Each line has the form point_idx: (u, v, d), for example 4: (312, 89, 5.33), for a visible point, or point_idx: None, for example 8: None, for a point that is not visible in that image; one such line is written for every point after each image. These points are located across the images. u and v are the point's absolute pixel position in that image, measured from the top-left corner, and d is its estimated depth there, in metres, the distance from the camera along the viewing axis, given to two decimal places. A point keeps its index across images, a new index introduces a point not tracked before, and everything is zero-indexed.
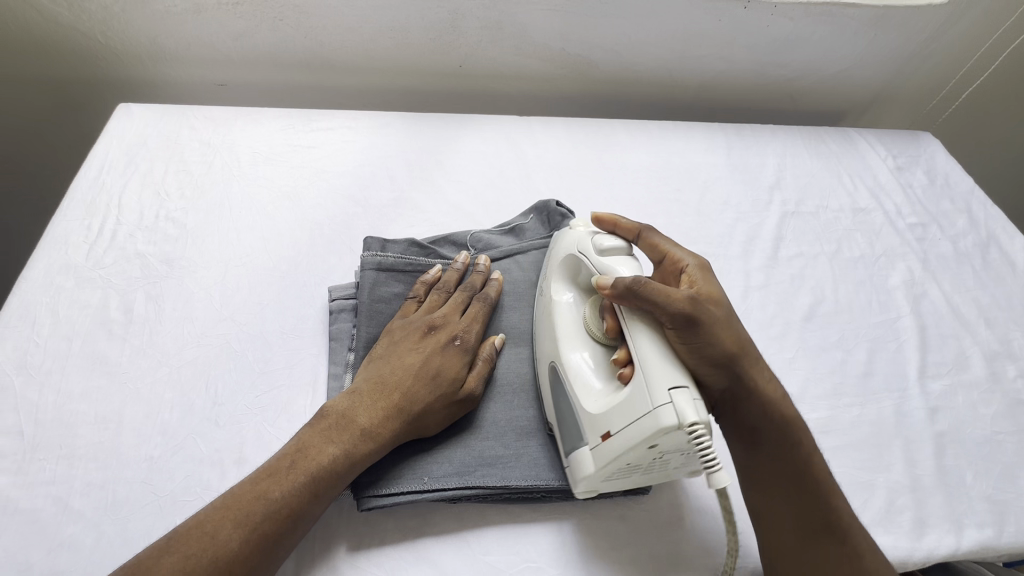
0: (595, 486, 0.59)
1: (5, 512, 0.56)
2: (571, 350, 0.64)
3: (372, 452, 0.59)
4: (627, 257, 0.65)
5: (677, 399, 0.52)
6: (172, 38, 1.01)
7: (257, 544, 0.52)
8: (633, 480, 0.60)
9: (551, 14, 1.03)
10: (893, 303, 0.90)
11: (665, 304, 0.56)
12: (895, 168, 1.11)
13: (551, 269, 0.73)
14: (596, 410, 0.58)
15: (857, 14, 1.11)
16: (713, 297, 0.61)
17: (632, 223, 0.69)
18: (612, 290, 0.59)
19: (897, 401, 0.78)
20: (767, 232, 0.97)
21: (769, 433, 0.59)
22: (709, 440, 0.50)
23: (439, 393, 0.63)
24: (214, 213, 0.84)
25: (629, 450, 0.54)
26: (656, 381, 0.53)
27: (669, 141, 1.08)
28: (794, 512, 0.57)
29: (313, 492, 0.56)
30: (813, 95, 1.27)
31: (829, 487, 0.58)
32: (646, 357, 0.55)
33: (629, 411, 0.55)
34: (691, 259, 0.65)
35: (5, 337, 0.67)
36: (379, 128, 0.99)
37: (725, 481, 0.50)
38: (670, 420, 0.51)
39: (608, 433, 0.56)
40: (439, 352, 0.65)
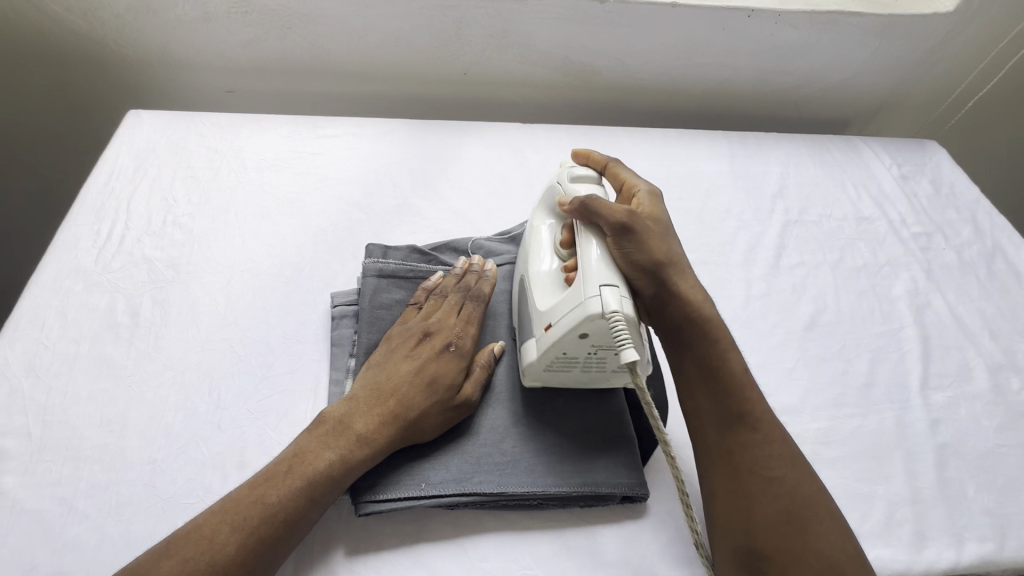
0: (539, 376, 0.65)
1: (11, 513, 0.58)
2: (536, 262, 0.68)
3: (368, 457, 0.60)
4: (595, 185, 0.70)
5: (604, 292, 0.57)
6: (183, 47, 1.03)
7: (253, 547, 0.53)
8: (572, 375, 0.65)
9: (555, 23, 1.04)
10: (895, 313, 0.90)
11: (608, 217, 0.62)
12: (899, 176, 1.11)
13: (532, 206, 0.76)
14: (541, 306, 0.63)
15: (862, 23, 1.10)
16: (654, 216, 0.66)
17: (601, 155, 0.74)
18: (569, 206, 0.64)
19: (898, 413, 0.78)
20: (769, 241, 0.97)
21: (691, 334, 0.62)
22: (626, 329, 0.55)
23: (434, 399, 0.63)
24: (220, 219, 0.85)
25: (560, 335, 0.59)
26: (591, 277, 0.58)
27: (671, 149, 1.08)
28: (712, 405, 0.59)
29: (310, 497, 0.56)
30: (818, 103, 1.27)
31: (744, 386, 0.60)
32: (587, 259, 0.60)
33: (564, 305, 0.60)
34: (644, 185, 0.70)
35: (15, 340, 0.69)
36: (383, 135, 1.00)
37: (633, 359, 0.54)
38: (595, 308, 0.56)
39: (546, 325, 0.61)
40: (435, 358, 0.66)
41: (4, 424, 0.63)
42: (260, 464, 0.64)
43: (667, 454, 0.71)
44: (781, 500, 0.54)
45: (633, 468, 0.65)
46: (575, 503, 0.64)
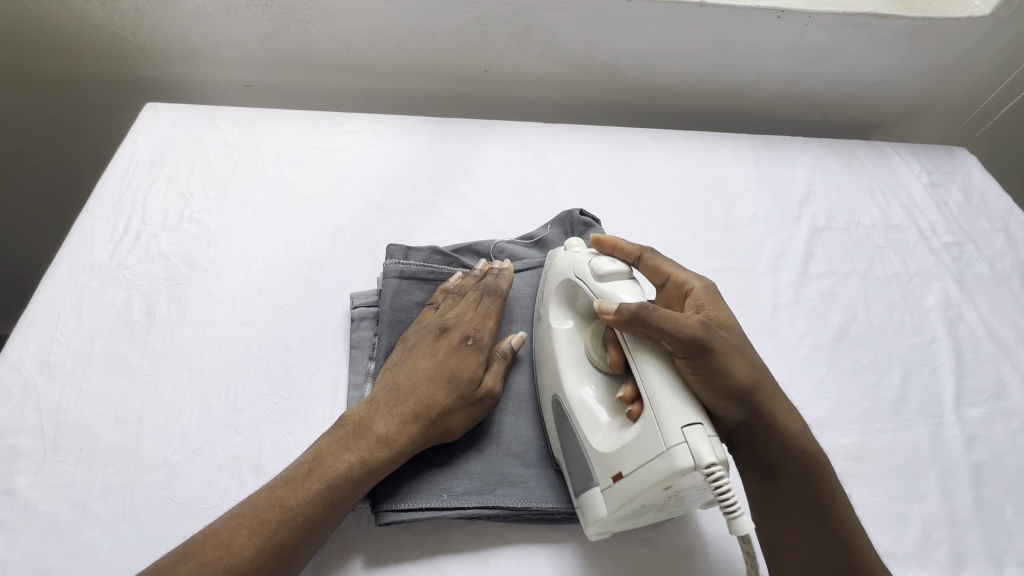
0: (610, 526, 0.57)
1: (25, 514, 0.56)
2: (577, 386, 0.62)
3: (389, 458, 0.58)
4: (629, 282, 0.61)
5: (690, 438, 0.49)
6: (201, 39, 1.02)
7: (272, 552, 0.51)
8: (648, 518, 0.57)
9: (579, 21, 1.02)
10: (928, 325, 0.87)
11: (677, 332, 0.54)
12: (929, 184, 1.08)
13: (548, 297, 0.69)
14: (606, 449, 0.56)
15: (895, 26, 1.08)
16: (723, 323, 0.59)
17: (632, 244, 0.67)
18: (616, 318, 0.56)
19: (933, 429, 0.75)
20: (796, 247, 0.94)
21: (788, 469, 0.57)
22: (726, 478, 0.48)
23: (455, 396, 0.61)
24: (237, 215, 0.83)
25: (644, 491, 0.51)
26: (669, 419, 0.50)
27: (695, 152, 1.06)
28: (817, 554, 0.55)
29: (330, 500, 0.54)
30: (844, 107, 1.24)
31: (853, 530, 0.56)
32: (656, 393, 0.52)
33: (640, 452, 0.52)
34: (694, 283, 0.62)
35: (29, 335, 0.67)
36: (403, 132, 0.98)
37: (745, 526, 0.50)
38: (686, 462, 0.48)
39: (619, 475, 0.54)
40: (455, 354, 0.64)
41: (18, 422, 0.61)
42: (277, 469, 0.62)
43: None
44: None
45: None
46: None
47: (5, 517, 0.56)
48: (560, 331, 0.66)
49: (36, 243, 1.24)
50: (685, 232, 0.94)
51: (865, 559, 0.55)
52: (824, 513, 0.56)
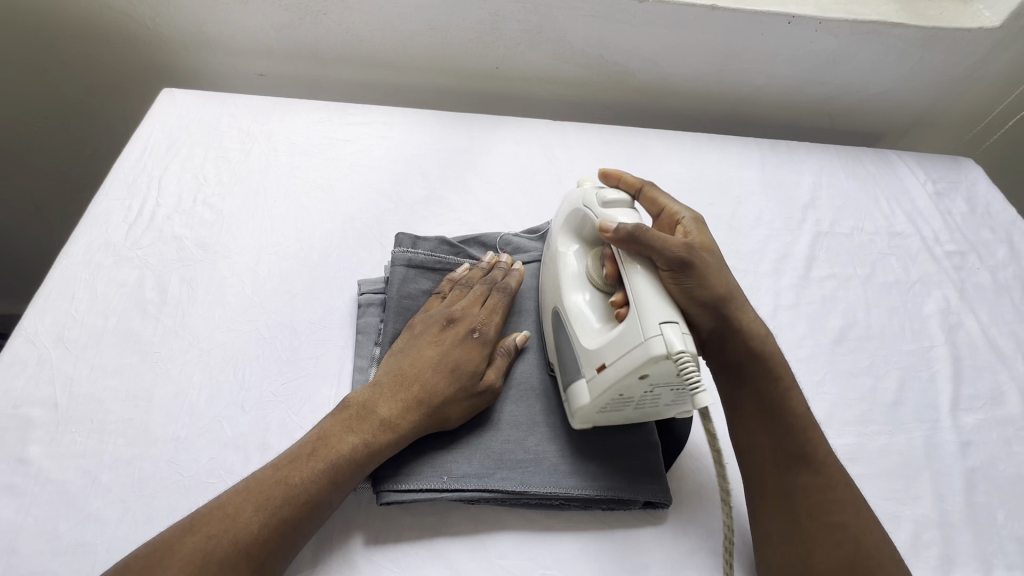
0: (591, 418, 0.62)
1: (36, 481, 0.58)
2: (573, 294, 0.66)
3: (392, 442, 0.59)
4: (629, 210, 0.65)
5: (666, 331, 0.54)
6: (218, 28, 1.03)
7: (276, 528, 0.52)
8: (626, 415, 0.62)
9: (591, 20, 1.03)
10: (927, 332, 0.88)
11: (662, 249, 0.59)
12: (933, 193, 1.09)
13: (558, 223, 0.73)
14: (591, 346, 0.61)
15: (905, 35, 1.08)
16: (705, 247, 0.65)
17: (635, 178, 0.72)
18: (613, 233, 0.61)
19: (927, 433, 0.76)
20: (799, 251, 0.95)
21: (751, 369, 0.63)
22: (695, 370, 0.53)
23: (458, 385, 0.63)
24: (249, 201, 0.85)
25: (621, 378, 0.56)
26: (648, 315, 0.55)
27: (702, 154, 1.07)
28: (773, 443, 0.60)
29: (333, 480, 0.56)
30: (851, 116, 1.25)
31: (809, 427, 0.61)
32: (641, 294, 0.57)
33: (621, 344, 0.57)
34: (686, 213, 0.68)
35: (44, 311, 0.69)
36: (413, 124, 1.00)
37: (707, 401, 0.52)
38: (660, 350, 0.53)
39: (603, 365, 0.58)
40: (461, 346, 0.65)
41: (31, 393, 0.63)
42: (282, 447, 0.63)
43: (690, 461, 0.70)
44: (845, 547, 0.55)
45: (657, 473, 0.64)
46: (598, 506, 0.63)
47: (19, 484, 0.57)
48: (562, 250, 0.70)
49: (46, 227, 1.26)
50: None
51: (818, 456, 0.60)
52: (779, 410, 0.61)
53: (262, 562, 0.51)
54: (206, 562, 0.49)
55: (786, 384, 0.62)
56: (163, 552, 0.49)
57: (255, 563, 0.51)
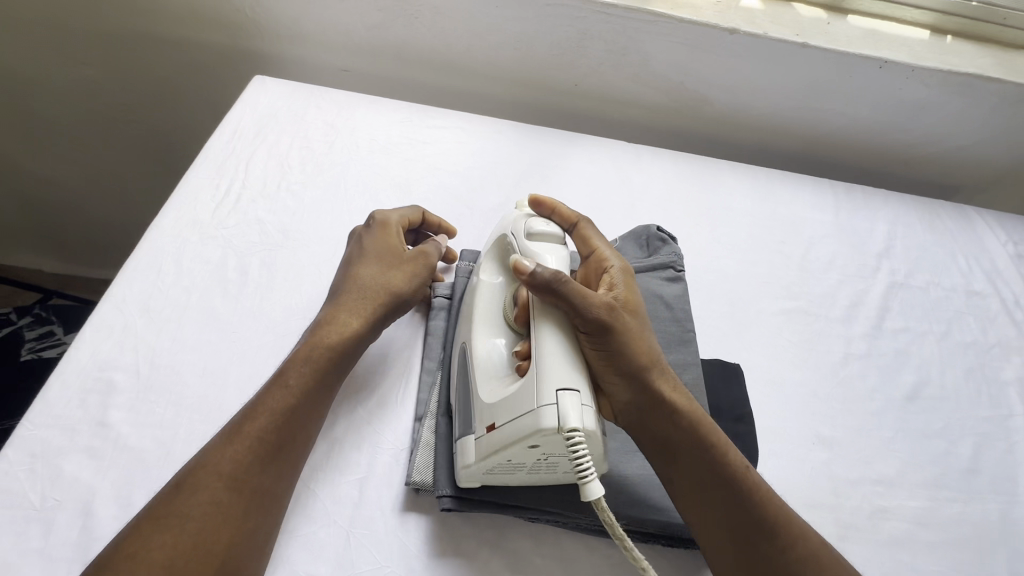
0: (477, 479, 0.58)
1: (115, 447, 0.59)
2: (485, 338, 0.64)
3: (338, 324, 0.63)
4: (557, 246, 0.65)
5: (563, 401, 0.52)
6: (312, 22, 1.06)
7: (247, 447, 0.52)
8: (516, 478, 0.59)
9: (677, 47, 1.03)
10: (1005, 399, 0.84)
11: (574, 303, 0.57)
12: (1015, 255, 1.05)
13: (484, 252, 0.73)
14: (488, 400, 0.58)
15: (999, 91, 1.05)
16: (630, 305, 0.63)
17: (569, 211, 0.71)
18: (529, 277, 0.59)
19: (1004, 506, 0.72)
20: (872, 300, 0.93)
21: (678, 442, 0.58)
22: (584, 448, 0.51)
23: (385, 265, 0.68)
24: (330, 192, 0.87)
25: (508, 444, 0.54)
26: (546, 381, 0.53)
27: (775, 191, 1.05)
28: (721, 515, 0.55)
29: (291, 384, 0.57)
30: (928, 166, 1.22)
31: (755, 488, 0.57)
32: (546, 354, 0.55)
33: (512, 408, 0.54)
34: (616, 261, 0.67)
35: (133, 280, 0.71)
36: (491, 134, 1.00)
37: (597, 493, 0.50)
38: (551, 423, 0.51)
39: (493, 426, 0.56)
40: (385, 238, 0.71)
41: (115, 358, 0.64)
42: (346, 440, 0.64)
43: None
44: None
45: None
46: (658, 540, 0.62)
47: (99, 447, 0.59)
48: (485, 281, 0.69)
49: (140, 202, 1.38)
50: (759, 268, 0.93)
51: (771, 517, 0.55)
52: (718, 478, 0.57)
53: (239, 481, 0.51)
54: (183, 487, 0.49)
55: (716, 449, 0.58)
56: (181, 484, 0.49)
57: (231, 483, 0.50)
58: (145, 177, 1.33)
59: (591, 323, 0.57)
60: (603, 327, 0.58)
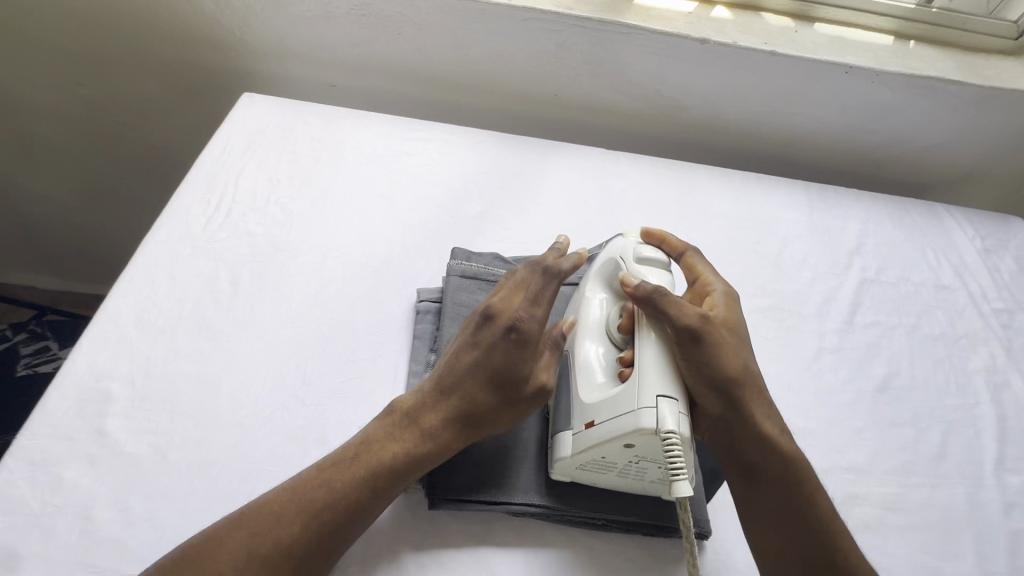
0: (569, 473, 0.63)
1: (112, 453, 0.61)
2: (584, 344, 0.67)
3: (431, 451, 0.59)
4: (663, 272, 0.69)
5: (661, 406, 0.56)
6: (299, 40, 1.09)
7: (319, 533, 0.54)
8: (607, 479, 0.63)
9: (652, 57, 1.07)
10: (972, 387, 0.87)
11: (675, 318, 0.60)
12: (982, 249, 1.08)
13: (591, 268, 0.75)
14: (587, 401, 0.62)
15: (961, 92, 1.10)
16: (729, 323, 0.66)
17: (678, 240, 0.75)
18: (633, 291, 0.64)
19: (971, 490, 0.75)
20: (844, 296, 0.96)
21: (764, 468, 0.62)
22: (680, 451, 0.54)
23: (497, 395, 0.61)
24: (318, 204, 0.90)
25: (605, 442, 0.58)
26: (648, 385, 0.57)
27: (750, 193, 1.09)
28: (796, 547, 0.60)
29: (373, 487, 0.57)
30: (899, 165, 1.26)
31: (832, 525, 0.61)
32: (645, 363, 0.59)
33: (614, 408, 0.58)
34: (719, 286, 0.70)
35: (128, 293, 0.74)
36: (474, 145, 1.04)
37: (685, 492, 0.53)
38: (649, 424, 0.55)
39: (591, 423, 0.60)
40: (501, 357, 0.61)
41: (112, 369, 0.67)
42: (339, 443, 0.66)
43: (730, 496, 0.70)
44: None
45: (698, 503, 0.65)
46: (638, 531, 0.65)
47: (96, 453, 0.61)
48: (590, 296, 0.71)
49: (132, 214, 1.39)
50: (735, 268, 0.97)
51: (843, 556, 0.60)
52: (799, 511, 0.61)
53: (304, 562, 0.53)
54: (241, 560, 0.51)
55: (798, 474, 0.62)
56: (218, 542, 0.51)
57: (298, 564, 0.53)
58: (138, 193, 1.36)
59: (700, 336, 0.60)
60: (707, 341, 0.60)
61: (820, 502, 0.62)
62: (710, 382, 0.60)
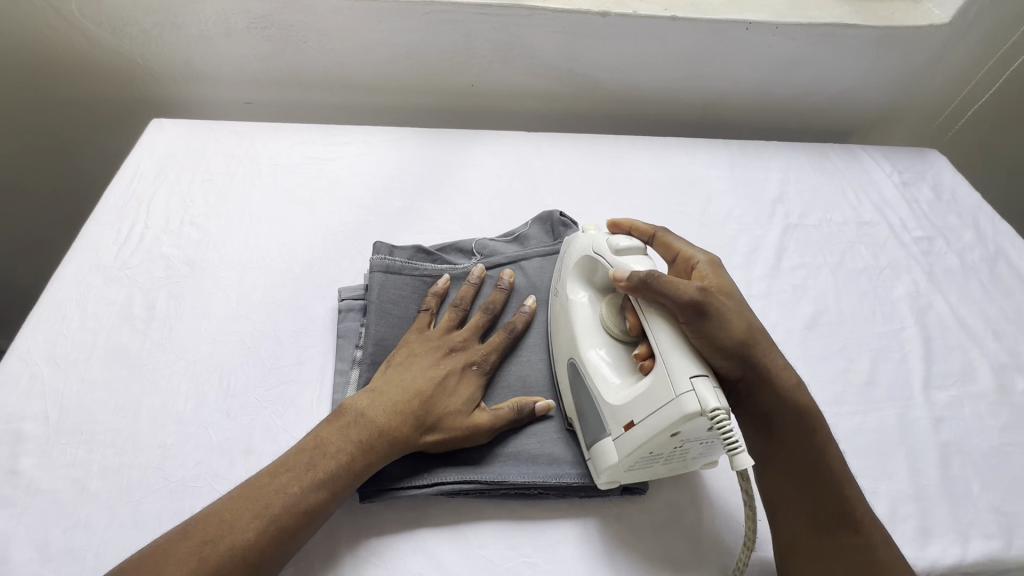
0: (617, 478, 0.62)
1: (27, 491, 0.60)
2: (590, 348, 0.67)
3: (385, 455, 0.60)
4: (642, 257, 0.68)
5: (698, 386, 0.55)
6: (205, 60, 1.08)
7: (269, 537, 0.53)
8: (653, 472, 0.63)
9: (558, 36, 1.08)
10: (897, 314, 0.90)
11: (675, 296, 0.60)
12: (900, 183, 1.12)
13: (562, 271, 0.75)
14: (618, 402, 0.61)
15: (860, 36, 1.13)
16: (723, 290, 0.65)
17: (647, 225, 0.75)
18: (627, 282, 0.63)
19: (901, 411, 0.77)
20: (769, 243, 0.98)
21: (780, 423, 0.62)
22: (731, 425, 0.53)
23: (453, 413, 0.64)
24: (235, 218, 0.89)
25: (652, 437, 0.57)
26: (678, 371, 0.56)
27: (671, 157, 1.11)
28: (806, 500, 0.60)
29: (330, 490, 0.57)
30: (816, 115, 1.30)
31: (845, 481, 0.60)
32: (668, 350, 0.58)
33: (651, 402, 0.58)
34: (702, 256, 0.69)
35: (36, 331, 0.72)
36: (393, 143, 1.04)
37: (746, 463, 0.53)
38: (693, 407, 0.54)
39: (631, 423, 0.59)
40: (463, 387, 0.66)
41: (23, 408, 0.65)
42: (266, 450, 0.65)
43: None
44: None
45: None
46: (574, 494, 0.65)
47: (10, 494, 0.59)
48: (576, 298, 0.71)
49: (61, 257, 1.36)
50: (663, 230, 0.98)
51: (855, 514, 0.59)
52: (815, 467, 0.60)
53: (256, 568, 0.52)
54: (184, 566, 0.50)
55: (818, 435, 0.62)
56: (162, 555, 0.50)
57: (252, 569, 0.52)
58: (64, 236, 1.32)
59: (703, 309, 0.59)
60: (712, 311, 0.59)
61: (835, 458, 0.62)
62: (722, 351, 0.59)
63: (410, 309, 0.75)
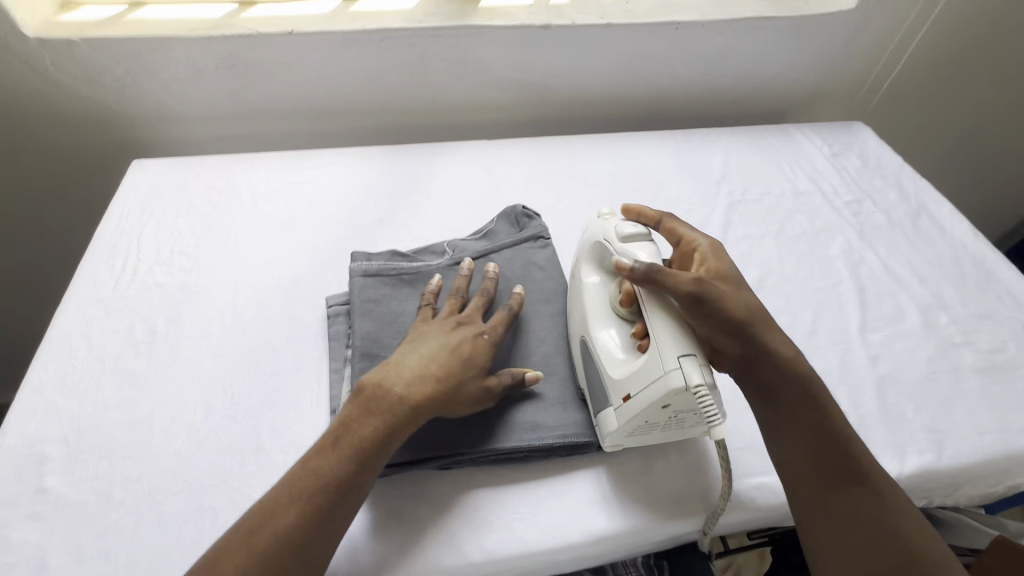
0: (620, 442, 0.70)
1: (56, 505, 0.65)
2: (599, 327, 0.73)
3: (406, 427, 0.64)
4: (648, 242, 0.74)
5: (685, 365, 0.61)
6: (178, 101, 1.15)
7: (308, 516, 0.57)
8: (652, 438, 0.70)
9: (507, 50, 1.17)
10: (834, 270, 1.00)
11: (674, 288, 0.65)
12: (830, 155, 1.23)
13: (580, 255, 0.82)
14: (620, 376, 0.67)
15: (779, 25, 1.25)
16: (721, 274, 0.72)
17: (653, 211, 0.81)
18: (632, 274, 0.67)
19: (841, 353, 0.87)
20: (716, 219, 1.08)
21: (784, 391, 0.67)
22: (711, 401, 0.60)
23: (465, 383, 0.68)
24: (222, 243, 0.95)
25: (644, 409, 0.64)
26: (666, 350, 0.63)
27: (622, 150, 1.20)
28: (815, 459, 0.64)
29: (360, 466, 0.60)
30: (752, 100, 1.41)
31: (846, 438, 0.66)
32: (659, 333, 0.64)
33: (643, 377, 0.64)
34: (703, 241, 0.76)
35: (46, 363, 0.77)
36: (363, 161, 1.11)
37: (721, 434, 0.61)
38: (679, 383, 0.61)
39: (628, 396, 0.66)
40: (473, 359, 0.70)
41: (43, 433, 0.70)
42: (274, 446, 0.71)
43: None
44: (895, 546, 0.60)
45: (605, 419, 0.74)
46: (558, 453, 0.72)
47: (42, 510, 0.64)
48: (588, 280, 0.78)
49: (50, 303, 1.40)
50: None
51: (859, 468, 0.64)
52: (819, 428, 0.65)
53: (301, 549, 0.56)
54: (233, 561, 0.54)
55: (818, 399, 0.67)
56: (212, 564, 0.54)
57: (297, 552, 0.55)
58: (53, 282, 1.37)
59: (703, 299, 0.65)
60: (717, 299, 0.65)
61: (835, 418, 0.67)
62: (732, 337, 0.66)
63: (392, 306, 0.82)
